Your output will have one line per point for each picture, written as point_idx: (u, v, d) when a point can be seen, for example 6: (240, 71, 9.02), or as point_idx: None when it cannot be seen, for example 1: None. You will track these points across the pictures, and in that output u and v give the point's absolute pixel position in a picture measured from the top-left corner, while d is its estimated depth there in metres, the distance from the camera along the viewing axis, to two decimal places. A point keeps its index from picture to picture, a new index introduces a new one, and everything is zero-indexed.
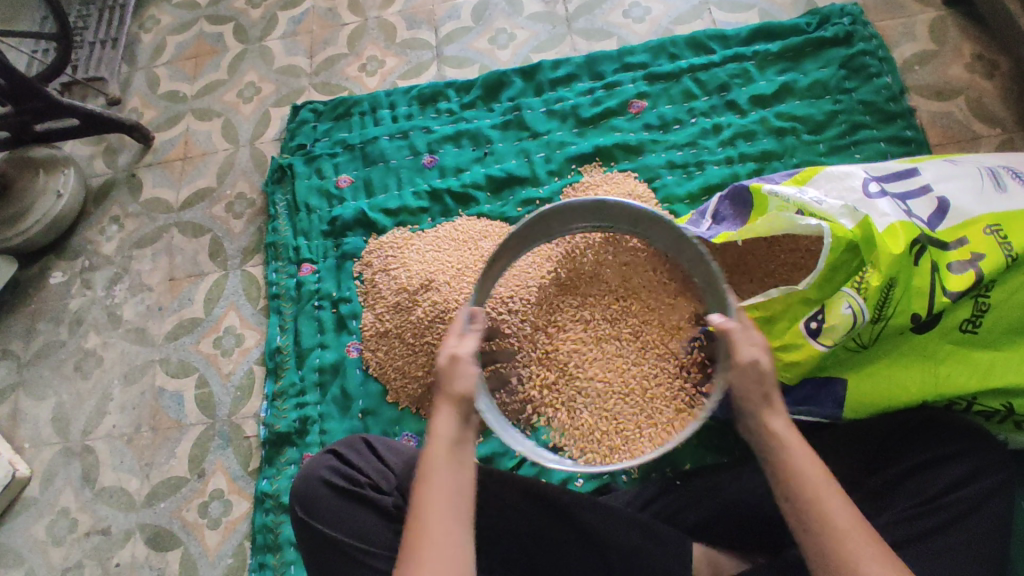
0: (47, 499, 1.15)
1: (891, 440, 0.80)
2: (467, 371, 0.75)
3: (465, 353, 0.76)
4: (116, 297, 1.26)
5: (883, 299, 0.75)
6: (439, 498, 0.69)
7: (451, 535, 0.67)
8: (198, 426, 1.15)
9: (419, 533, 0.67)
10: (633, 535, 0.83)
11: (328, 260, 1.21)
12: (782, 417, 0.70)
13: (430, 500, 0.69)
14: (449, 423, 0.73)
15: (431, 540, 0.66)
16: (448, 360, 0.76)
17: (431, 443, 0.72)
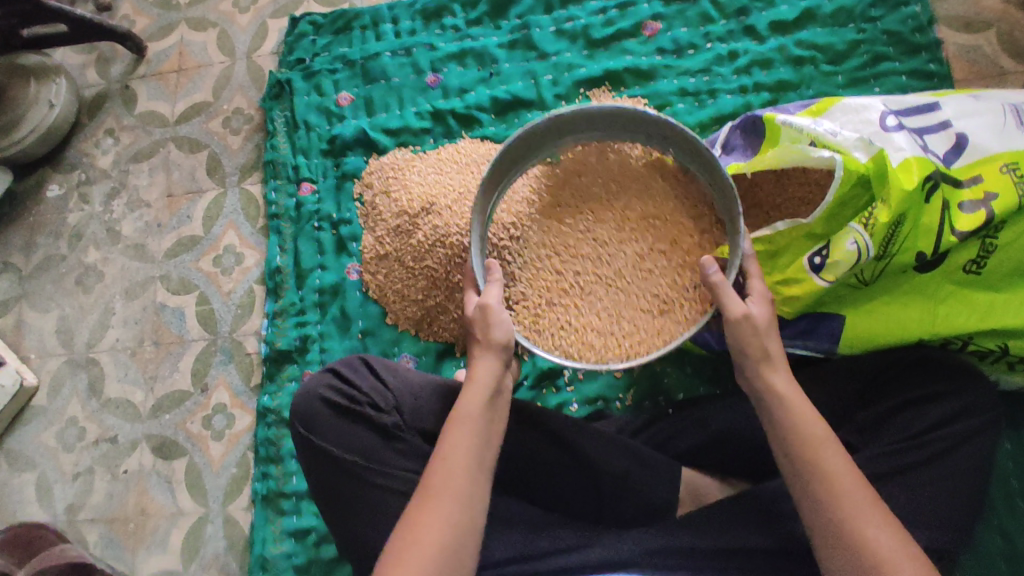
0: (56, 407, 1.18)
1: (884, 376, 0.81)
2: (500, 320, 0.79)
3: (492, 302, 0.80)
4: (115, 212, 1.25)
5: (888, 237, 0.73)
6: (471, 444, 0.73)
7: (477, 478, 0.72)
8: (199, 342, 1.17)
9: (447, 468, 0.72)
10: (623, 458, 0.86)
11: (328, 180, 1.19)
12: (781, 365, 0.73)
13: (462, 436, 0.73)
14: (490, 372, 0.77)
15: (457, 477, 0.71)
16: (479, 309, 0.79)
17: (471, 384, 0.77)
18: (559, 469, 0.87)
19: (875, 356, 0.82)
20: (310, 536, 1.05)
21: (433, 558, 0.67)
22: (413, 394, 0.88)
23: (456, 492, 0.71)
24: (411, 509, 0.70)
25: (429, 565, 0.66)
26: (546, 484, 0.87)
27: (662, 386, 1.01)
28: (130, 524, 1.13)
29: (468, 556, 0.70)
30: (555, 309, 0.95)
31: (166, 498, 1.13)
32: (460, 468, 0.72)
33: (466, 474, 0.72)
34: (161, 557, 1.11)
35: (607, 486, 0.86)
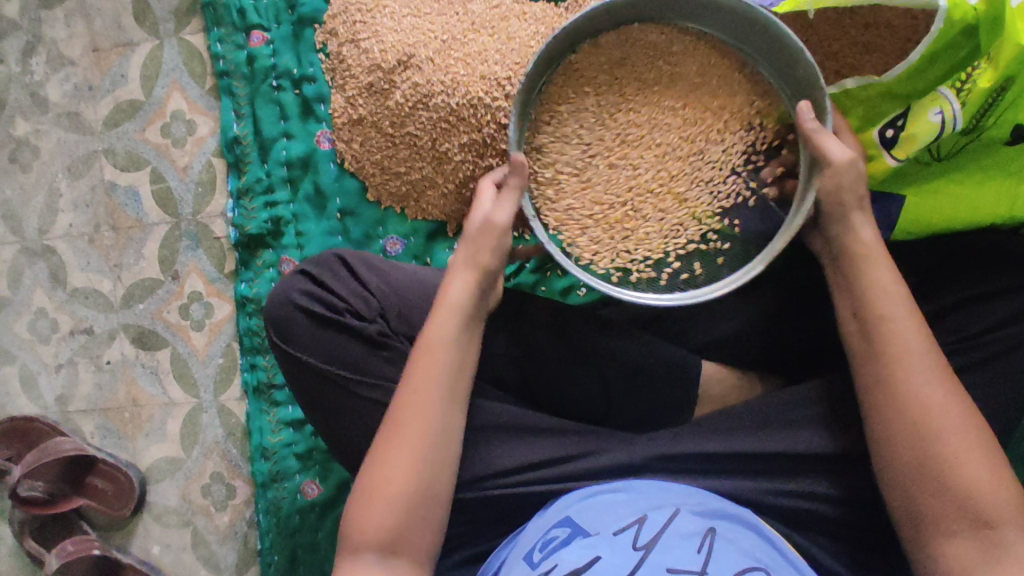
0: (20, 299, 1.09)
1: (939, 269, 0.72)
2: (500, 222, 0.69)
3: (504, 219, 0.69)
4: (35, 73, 1.06)
5: (985, 107, 0.65)
6: (441, 383, 0.69)
7: (444, 413, 0.69)
8: (161, 226, 1.05)
9: (410, 411, 0.68)
10: (636, 354, 0.78)
11: (283, 26, 0.98)
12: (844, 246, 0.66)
13: (430, 397, 0.69)
14: (465, 285, 0.70)
15: (416, 417, 0.68)
16: (481, 223, 0.70)
17: (442, 303, 0.70)
18: (556, 365, 0.79)
19: (930, 252, 0.73)
20: (307, 425, 1.01)
21: (405, 500, 0.67)
22: (399, 297, 0.78)
23: (422, 436, 0.68)
24: (375, 454, 0.69)
25: (400, 510, 0.67)
26: (547, 379, 0.80)
27: None
28: (125, 414, 1.08)
29: (437, 499, 0.69)
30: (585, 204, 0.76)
31: (156, 389, 1.07)
32: (421, 406, 0.68)
33: (427, 413, 0.68)
34: (161, 445, 1.08)
35: (614, 383, 0.79)
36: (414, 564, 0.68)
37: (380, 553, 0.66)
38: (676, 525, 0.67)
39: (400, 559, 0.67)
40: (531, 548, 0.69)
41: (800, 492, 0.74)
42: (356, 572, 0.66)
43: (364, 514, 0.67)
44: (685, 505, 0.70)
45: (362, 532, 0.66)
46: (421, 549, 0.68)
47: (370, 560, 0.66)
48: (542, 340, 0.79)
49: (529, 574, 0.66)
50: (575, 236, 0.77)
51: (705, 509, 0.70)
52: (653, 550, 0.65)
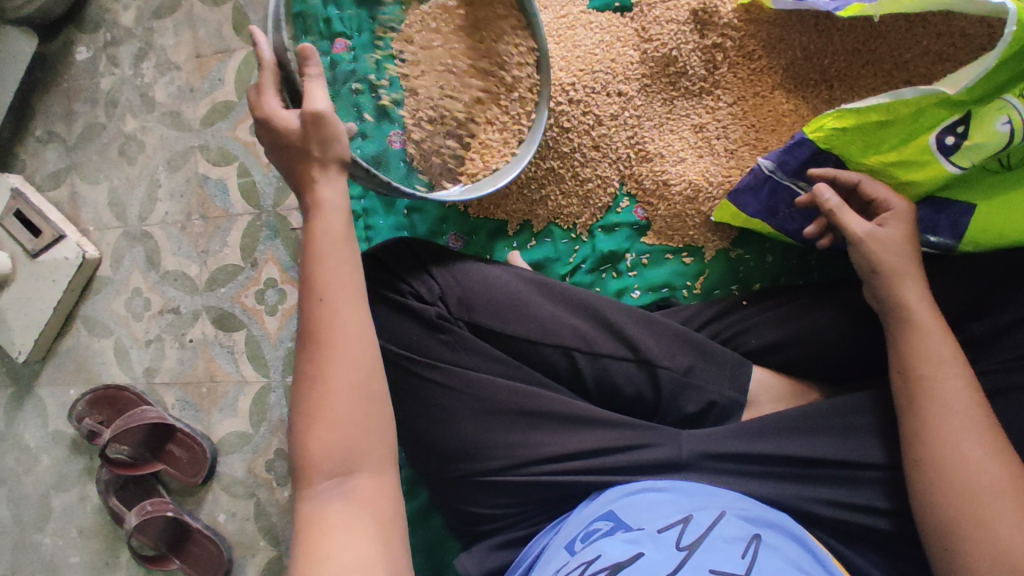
0: (119, 279, 1.20)
1: (1003, 285, 0.71)
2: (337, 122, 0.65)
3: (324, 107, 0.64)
4: (146, 76, 1.17)
5: None
6: (344, 280, 0.63)
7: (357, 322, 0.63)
8: (245, 216, 1.13)
9: (330, 328, 0.61)
10: (687, 356, 0.81)
11: (364, 35, 1.04)
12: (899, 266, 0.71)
13: (348, 298, 0.63)
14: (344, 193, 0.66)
15: (338, 331, 0.61)
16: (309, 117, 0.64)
17: (322, 209, 0.65)
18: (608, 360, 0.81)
19: (991, 264, 0.72)
20: None
21: (348, 417, 0.60)
22: (460, 283, 0.83)
23: (353, 348, 0.61)
24: (303, 381, 0.61)
25: (350, 424, 0.60)
26: (596, 374, 0.82)
27: (736, 275, 0.92)
28: (203, 388, 1.17)
29: (383, 409, 0.62)
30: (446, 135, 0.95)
31: (231, 366, 1.15)
32: (349, 322, 0.62)
33: (354, 329, 0.62)
34: (232, 419, 1.16)
35: (666, 380, 0.80)
36: (380, 480, 0.60)
37: (333, 478, 0.59)
38: (719, 530, 0.66)
39: (359, 478, 0.59)
40: (574, 539, 0.71)
41: (848, 503, 0.73)
42: (318, 506, 0.58)
43: (308, 441, 0.59)
44: (731, 509, 0.69)
45: (319, 465, 0.59)
46: (381, 462, 0.61)
47: (327, 491, 0.59)
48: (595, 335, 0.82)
49: (568, 558, 0.68)
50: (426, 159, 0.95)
51: (749, 517, 0.69)
52: (695, 550, 0.63)
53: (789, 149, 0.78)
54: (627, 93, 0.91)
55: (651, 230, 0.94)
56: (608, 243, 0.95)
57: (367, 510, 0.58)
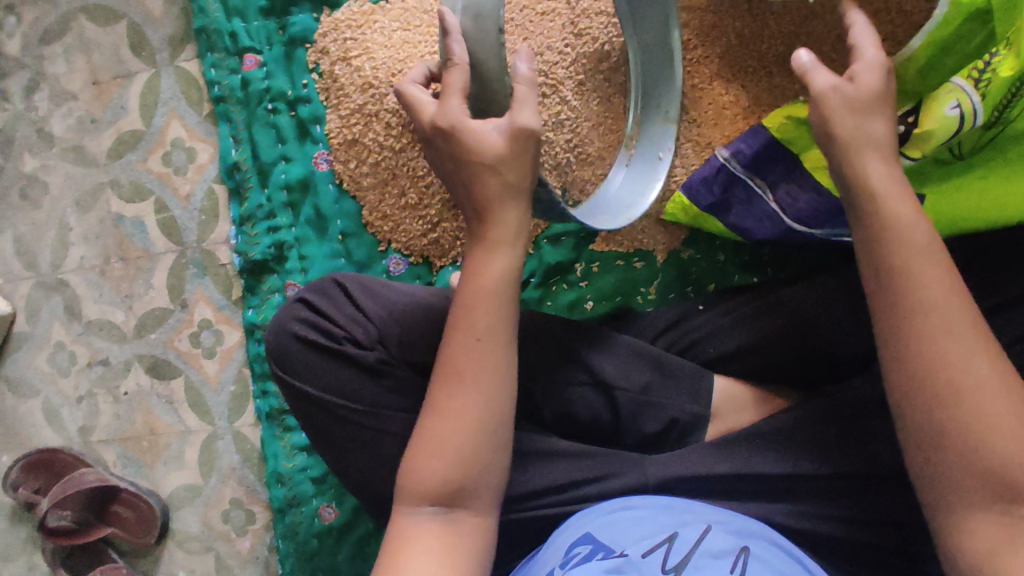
0: (39, 332, 1.10)
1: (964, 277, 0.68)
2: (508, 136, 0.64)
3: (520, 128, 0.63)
4: (41, 109, 1.06)
5: (1007, 97, 0.64)
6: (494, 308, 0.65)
7: (496, 375, 0.64)
8: (168, 255, 1.04)
9: (466, 373, 0.64)
10: (645, 372, 0.77)
11: (275, 47, 0.96)
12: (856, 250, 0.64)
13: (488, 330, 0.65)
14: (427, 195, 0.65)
15: (471, 378, 0.64)
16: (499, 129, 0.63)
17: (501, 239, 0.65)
18: (566, 387, 0.77)
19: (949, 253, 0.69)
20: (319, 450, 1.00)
21: (455, 460, 0.62)
22: (400, 323, 0.76)
23: (486, 388, 0.64)
24: (431, 403, 0.64)
25: (454, 463, 0.62)
26: (553, 401, 0.77)
27: (689, 276, 0.87)
28: (144, 442, 1.09)
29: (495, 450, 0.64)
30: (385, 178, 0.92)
31: (172, 416, 1.07)
32: (493, 363, 0.64)
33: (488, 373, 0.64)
34: (180, 472, 1.08)
35: (625, 401, 0.77)
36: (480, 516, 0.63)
37: (437, 504, 0.62)
38: (706, 544, 0.62)
39: (461, 511, 0.62)
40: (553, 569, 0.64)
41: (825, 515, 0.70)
42: (407, 522, 0.61)
43: (421, 462, 0.62)
44: (719, 523, 0.65)
45: (416, 488, 0.62)
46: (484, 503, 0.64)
47: (427, 513, 0.62)
48: (551, 363, 0.78)
49: None
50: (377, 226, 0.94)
51: (739, 530, 0.65)
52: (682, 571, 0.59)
53: (745, 138, 0.78)
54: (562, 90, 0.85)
55: (599, 237, 0.88)
56: (556, 255, 0.89)
57: (453, 547, 0.60)
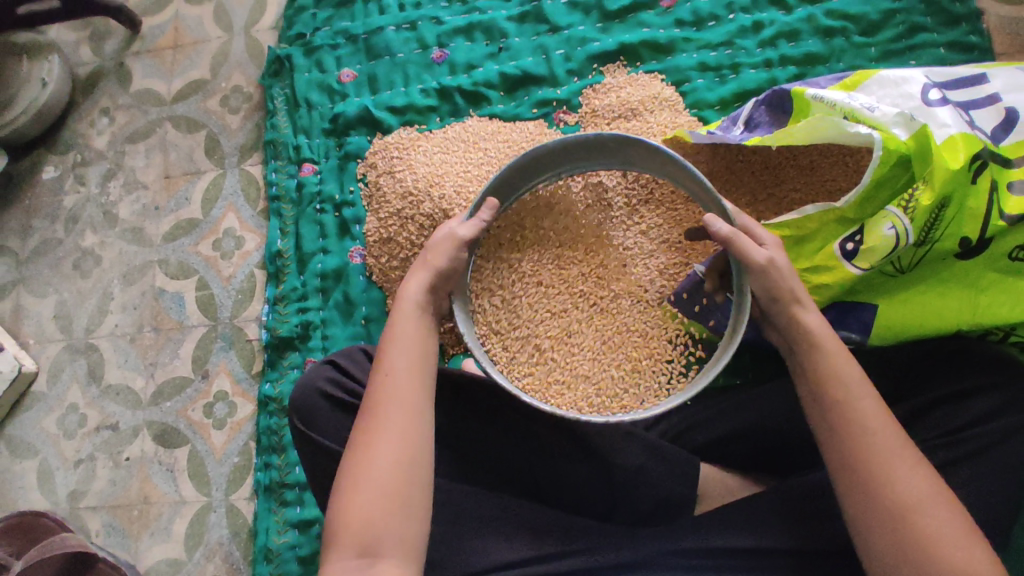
0: (55, 394, 1.15)
1: (915, 370, 0.75)
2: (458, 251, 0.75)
3: (461, 234, 0.75)
4: (111, 194, 1.21)
5: (931, 220, 0.68)
6: (410, 338, 0.73)
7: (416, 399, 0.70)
8: (199, 328, 1.14)
9: (382, 417, 0.69)
10: (639, 454, 0.81)
11: (331, 160, 1.14)
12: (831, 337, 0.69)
13: (397, 355, 0.72)
14: (421, 285, 0.74)
15: (391, 398, 0.69)
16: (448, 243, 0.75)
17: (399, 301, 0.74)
18: (562, 460, 0.82)
19: (914, 351, 0.76)
20: (315, 527, 1.02)
21: (385, 487, 0.66)
22: None
23: (399, 411, 0.69)
24: (357, 432, 0.69)
25: (378, 496, 0.66)
26: (549, 472, 0.82)
27: None
28: (134, 511, 1.09)
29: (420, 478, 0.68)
30: (412, 272, 1.04)
31: (169, 486, 1.09)
32: (405, 380, 0.71)
33: (404, 390, 0.70)
34: (164, 546, 1.07)
35: (620, 479, 0.80)
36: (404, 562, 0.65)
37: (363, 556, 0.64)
38: None
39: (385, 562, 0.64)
40: None
41: None
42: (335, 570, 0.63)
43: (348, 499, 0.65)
44: None
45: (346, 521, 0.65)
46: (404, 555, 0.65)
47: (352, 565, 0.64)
48: (549, 437, 0.82)
49: None
50: None
51: None
52: None
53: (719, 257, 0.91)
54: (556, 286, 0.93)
55: None
56: None
57: None
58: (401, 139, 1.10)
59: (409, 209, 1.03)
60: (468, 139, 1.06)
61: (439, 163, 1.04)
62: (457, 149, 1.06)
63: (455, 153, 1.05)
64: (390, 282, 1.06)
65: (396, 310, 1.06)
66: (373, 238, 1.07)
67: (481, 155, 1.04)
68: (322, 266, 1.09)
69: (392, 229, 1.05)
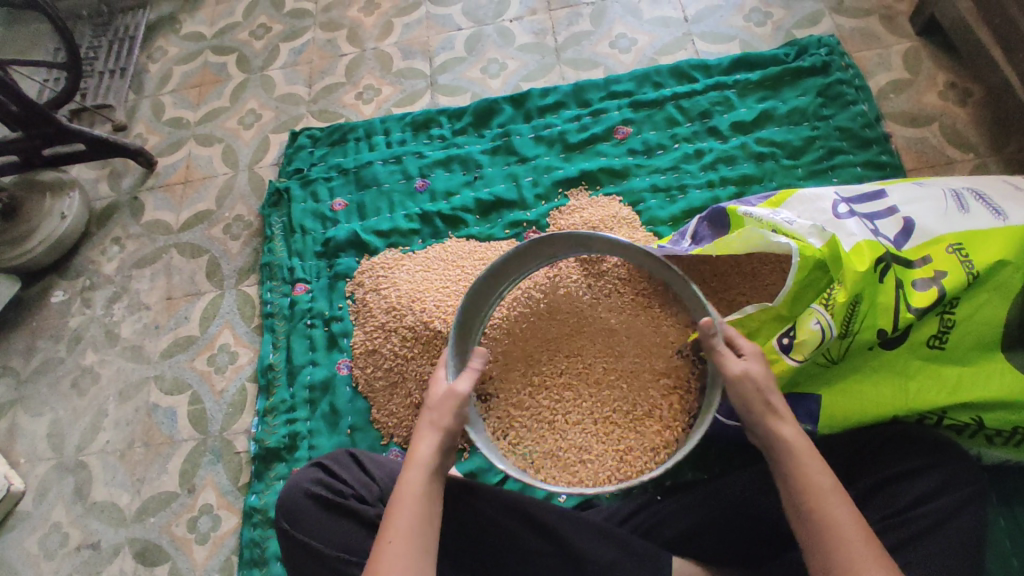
0: (39, 513, 1.16)
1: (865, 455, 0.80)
2: (462, 402, 0.78)
3: (461, 389, 0.79)
4: (115, 315, 1.30)
5: (849, 315, 0.77)
6: (419, 496, 0.73)
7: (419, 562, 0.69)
8: (190, 442, 1.17)
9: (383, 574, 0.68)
10: (610, 548, 0.83)
11: (322, 280, 1.23)
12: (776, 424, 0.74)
13: (405, 515, 0.71)
14: (433, 443, 0.76)
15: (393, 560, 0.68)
16: (445, 392, 0.79)
17: (412, 458, 0.75)
18: (536, 557, 0.84)
19: (855, 438, 0.81)
20: None
21: None
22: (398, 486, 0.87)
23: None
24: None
25: None
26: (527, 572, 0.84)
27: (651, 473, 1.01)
28: None
29: None
30: (395, 381, 1.10)
31: None
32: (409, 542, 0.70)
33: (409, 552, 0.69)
34: None
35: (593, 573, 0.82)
36: None
37: None
38: None
39: None
40: None
41: None
42: None
43: None
44: None
45: None
46: None
47: None
48: (525, 536, 0.85)
49: None
50: (381, 422, 1.09)
51: None
52: None
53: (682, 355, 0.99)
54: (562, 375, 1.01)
55: None
56: None
57: None
58: (388, 261, 1.20)
59: (393, 323, 1.11)
60: (451, 258, 1.17)
61: (420, 281, 1.14)
62: (439, 268, 1.16)
63: (436, 271, 1.15)
64: (375, 391, 1.11)
65: (380, 418, 1.10)
66: (359, 351, 1.14)
67: (460, 270, 1.14)
68: (311, 378, 1.16)
69: (376, 343, 1.12)
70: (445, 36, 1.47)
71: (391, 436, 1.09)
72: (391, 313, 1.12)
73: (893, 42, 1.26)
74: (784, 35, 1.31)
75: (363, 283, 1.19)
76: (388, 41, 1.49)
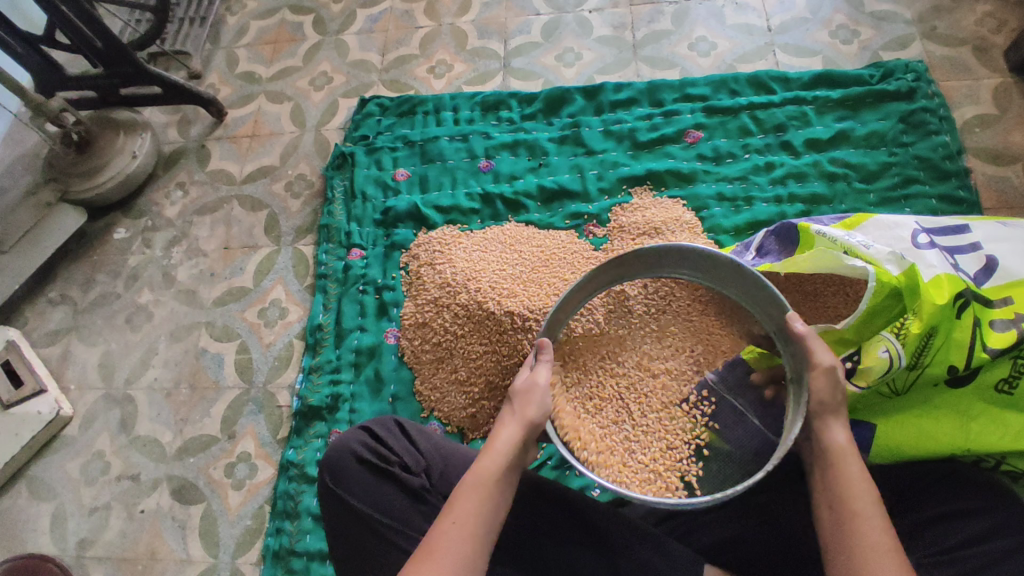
0: (84, 440, 1.19)
1: (916, 485, 0.80)
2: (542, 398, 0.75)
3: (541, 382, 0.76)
4: (174, 258, 1.33)
5: (921, 346, 0.77)
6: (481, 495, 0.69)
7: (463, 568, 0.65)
8: (233, 390, 1.20)
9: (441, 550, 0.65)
10: (645, 548, 0.84)
11: (378, 247, 1.25)
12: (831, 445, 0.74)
13: (471, 503, 0.68)
14: (510, 437, 0.72)
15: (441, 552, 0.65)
16: (526, 383, 0.77)
17: (488, 451, 0.72)
18: (573, 547, 0.85)
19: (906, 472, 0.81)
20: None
21: None
22: (442, 458, 0.88)
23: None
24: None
25: None
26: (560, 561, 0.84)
27: None
28: (138, 566, 1.09)
29: None
30: (440, 357, 1.11)
31: (178, 543, 1.10)
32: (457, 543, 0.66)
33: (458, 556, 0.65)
34: None
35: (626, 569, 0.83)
36: None
37: None
38: None
39: None
40: None
41: None
42: None
43: None
44: None
45: None
46: None
47: None
48: (563, 525, 0.85)
49: None
50: (423, 395, 1.11)
51: None
52: None
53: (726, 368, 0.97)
54: (614, 386, 0.99)
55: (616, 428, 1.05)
56: None
57: None
58: (446, 237, 1.21)
59: (448, 300, 1.12)
60: (507, 241, 1.18)
61: (477, 261, 1.15)
62: (496, 249, 1.16)
63: (495, 251, 1.16)
64: (421, 363, 1.13)
65: (422, 391, 1.11)
66: (409, 322, 1.16)
67: (516, 255, 1.14)
68: (359, 342, 1.17)
69: (429, 315, 1.13)
70: (523, 19, 1.46)
71: (431, 409, 1.11)
72: (445, 290, 1.13)
73: (984, 75, 1.23)
74: (870, 56, 1.29)
75: (424, 257, 1.20)
76: (465, 18, 1.49)
